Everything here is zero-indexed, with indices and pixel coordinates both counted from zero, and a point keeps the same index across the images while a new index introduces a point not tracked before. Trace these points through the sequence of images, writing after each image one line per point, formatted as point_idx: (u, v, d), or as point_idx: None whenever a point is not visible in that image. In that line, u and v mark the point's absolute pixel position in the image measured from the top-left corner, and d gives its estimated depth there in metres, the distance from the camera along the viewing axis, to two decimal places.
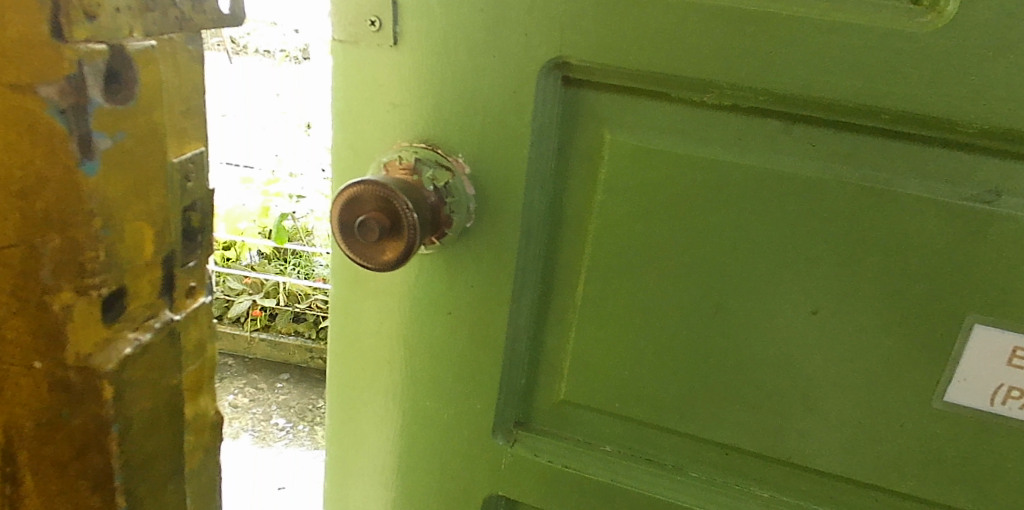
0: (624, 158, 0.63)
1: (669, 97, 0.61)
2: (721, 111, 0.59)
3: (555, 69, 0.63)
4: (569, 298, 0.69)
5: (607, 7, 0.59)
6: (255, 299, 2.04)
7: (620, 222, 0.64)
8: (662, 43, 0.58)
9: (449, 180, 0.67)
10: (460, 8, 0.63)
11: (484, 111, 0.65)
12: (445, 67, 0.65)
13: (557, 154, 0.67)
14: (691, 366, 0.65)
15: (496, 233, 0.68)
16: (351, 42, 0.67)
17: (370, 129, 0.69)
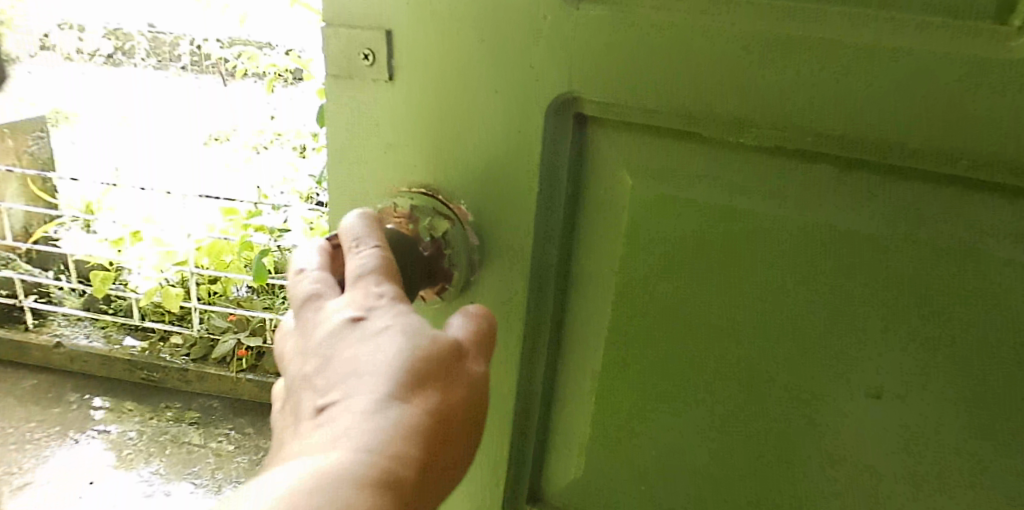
0: (646, 207, 0.55)
1: (700, 137, 0.52)
2: (759, 155, 0.50)
3: (563, 105, 0.55)
4: (585, 361, 0.61)
5: (621, 34, 0.51)
6: (240, 338, 1.88)
7: (641, 280, 0.56)
8: (689, 76, 0.50)
9: (449, 230, 0.60)
10: (455, 35, 0.56)
11: (487, 155, 0.58)
12: (445, 103, 0.58)
13: (569, 201, 0.59)
14: (728, 445, 0.57)
15: (505, 289, 0.61)
16: (343, 77, 0.59)
17: (369, 174, 0.62)
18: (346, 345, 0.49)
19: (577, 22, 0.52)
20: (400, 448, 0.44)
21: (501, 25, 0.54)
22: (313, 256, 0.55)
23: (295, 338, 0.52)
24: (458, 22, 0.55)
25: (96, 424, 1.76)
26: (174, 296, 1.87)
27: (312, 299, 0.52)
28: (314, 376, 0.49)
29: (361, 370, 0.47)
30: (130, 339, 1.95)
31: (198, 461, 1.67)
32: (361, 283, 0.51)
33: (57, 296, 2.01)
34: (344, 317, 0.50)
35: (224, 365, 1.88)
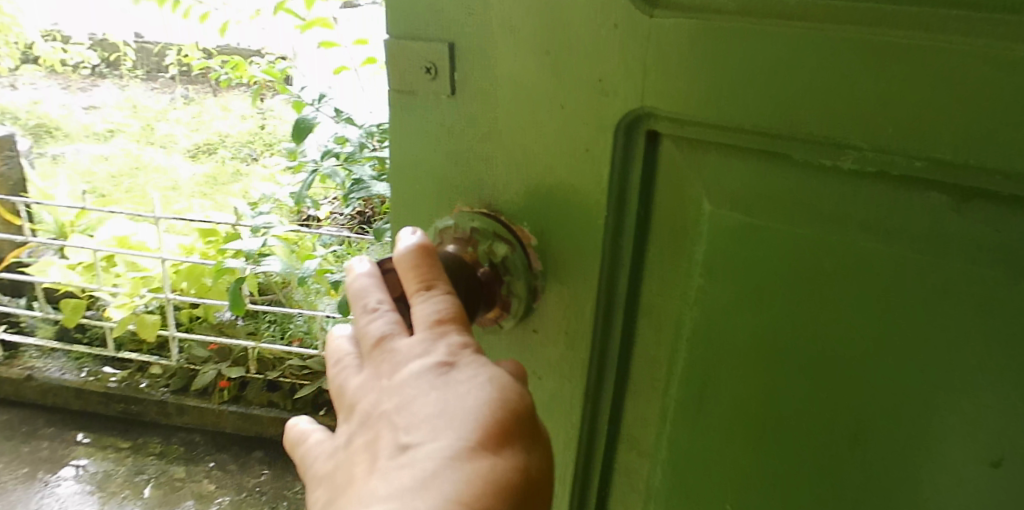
0: (727, 237, 0.50)
1: (789, 160, 0.47)
2: (858, 182, 0.45)
3: (634, 122, 0.52)
4: (655, 395, 0.57)
5: (700, 46, 0.47)
6: (221, 369, 1.78)
7: (716, 316, 0.52)
8: (775, 88, 0.45)
9: (508, 256, 0.56)
10: (520, 48, 0.52)
11: (550, 175, 0.55)
12: (510, 119, 0.54)
13: (639, 227, 0.54)
14: (818, 500, 0.52)
15: (567, 321, 0.57)
16: (404, 92, 0.56)
17: (431, 191, 0.59)
18: (434, 391, 0.48)
19: (653, 33, 0.48)
20: (488, 498, 0.44)
21: (570, 37, 0.51)
22: (379, 291, 0.54)
23: (365, 376, 0.51)
24: (525, 33, 0.52)
25: (74, 460, 1.68)
26: (150, 325, 1.78)
27: (385, 340, 0.51)
28: (392, 417, 0.48)
29: (448, 416, 0.47)
30: (107, 369, 1.84)
31: (179, 502, 1.59)
32: (446, 331, 0.51)
33: (29, 324, 1.88)
34: (429, 363, 0.49)
35: (205, 396, 1.79)
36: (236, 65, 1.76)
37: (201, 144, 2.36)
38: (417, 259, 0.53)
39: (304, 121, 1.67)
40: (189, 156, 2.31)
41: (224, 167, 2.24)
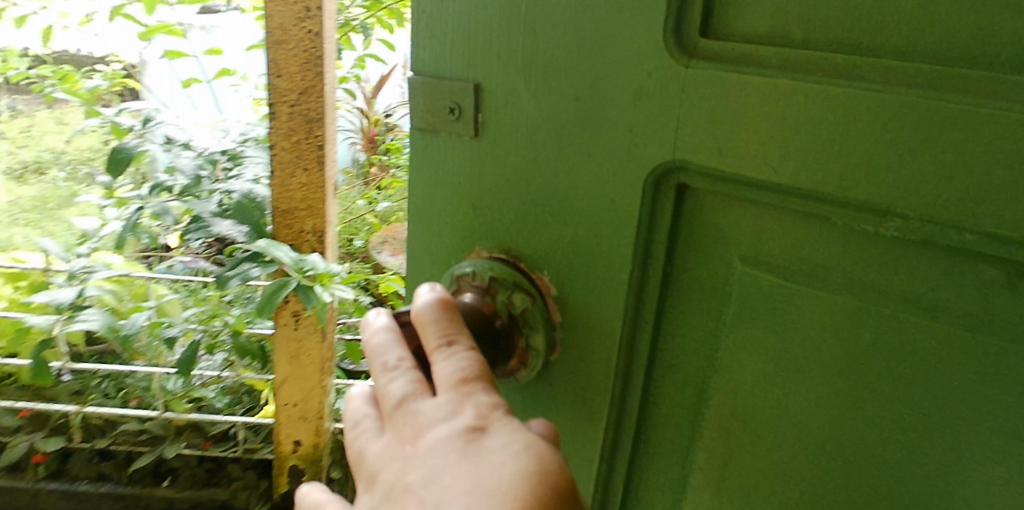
0: (759, 297, 0.50)
1: (828, 223, 0.47)
2: (901, 247, 0.45)
3: (664, 174, 0.50)
4: (672, 449, 0.57)
5: (738, 100, 0.47)
6: (36, 441, 1.65)
7: (745, 375, 0.52)
8: (817, 149, 0.45)
9: (530, 307, 0.55)
10: (549, 89, 0.51)
11: (574, 224, 0.53)
12: (535, 165, 0.53)
13: (664, 283, 0.53)
14: None
15: (587, 373, 0.55)
16: (427, 131, 0.56)
17: (448, 232, 0.58)
18: (466, 458, 0.41)
19: (689, 84, 0.48)
20: None
21: (601, 82, 0.49)
22: (399, 347, 0.47)
23: (386, 442, 0.44)
24: (555, 75, 0.51)
25: None
26: None
27: (407, 400, 0.44)
28: (419, 489, 0.41)
29: (483, 490, 0.39)
30: None
31: None
32: (475, 389, 0.44)
33: None
34: (458, 425, 0.42)
35: (20, 473, 1.67)
36: (70, 76, 1.60)
37: (28, 162, 2.07)
38: (439, 313, 0.48)
39: (123, 149, 1.47)
40: (13, 178, 2.03)
41: (57, 190, 1.97)
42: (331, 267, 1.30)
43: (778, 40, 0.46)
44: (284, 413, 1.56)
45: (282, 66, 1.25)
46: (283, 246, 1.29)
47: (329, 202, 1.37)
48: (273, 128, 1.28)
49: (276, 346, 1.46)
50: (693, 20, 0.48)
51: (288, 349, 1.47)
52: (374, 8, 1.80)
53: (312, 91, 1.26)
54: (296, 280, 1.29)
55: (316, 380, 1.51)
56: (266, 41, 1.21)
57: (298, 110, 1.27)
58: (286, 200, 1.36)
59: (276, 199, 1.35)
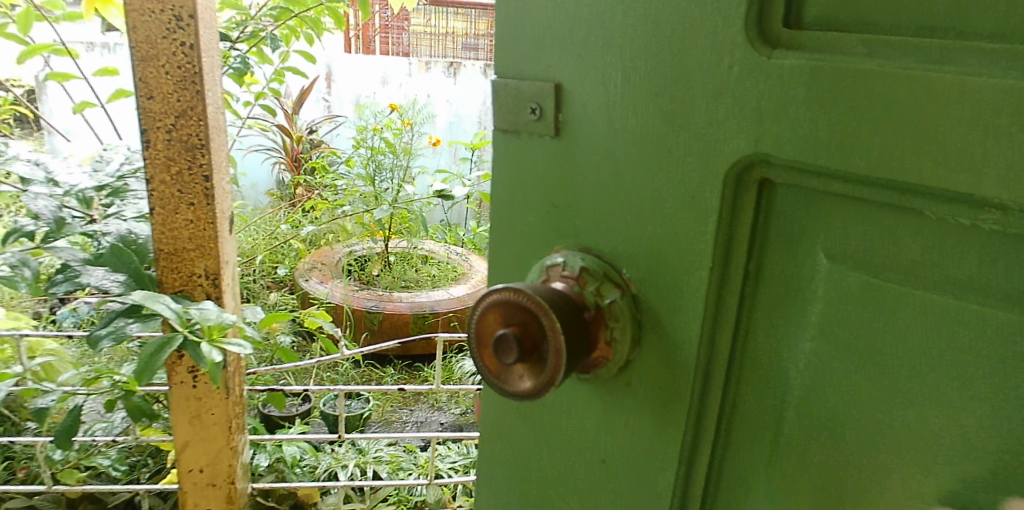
0: (848, 300, 0.45)
1: (918, 215, 0.42)
2: (1006, 240, 0.39)
3: (746, 170, 0.47)
4: (747, 466, 0.53)
5: (824, 86, 0.42)
6: None
7: (828, 385, 0.47)
8: (910, 135, 0.40)
9: (618, 300, 0.53)
10: (630, 89, 0.49)
11: (655, 219, 0.51)
12: (610, 161, 0.52)
13: (748, 280, 0.49)
14: None
15: (670, 375, 0.53)
16: (509, 131, 0.57)
17: (526, 232, 0.58)
18: None
19: (771, 74, 0.43)
20: None
21: (681, 76, 0.47)
22: None
23: None
24: (635, 72, 0.49)
25: None
26: None
27: None
28: None
29: None
30: None
31: None
32: None
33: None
34: None
35: None
36: None
37: None
38: None
39: None
40: None
41: None
42: (221, 316, 1.15)
43: (861, 26, 0.42)
44: (189, 483, 1.40)
45: (154, 87, 1.16)
46: (165, 299, 1.12)
47: (221, 236, 1.27)
48: (150, 158, 1.18)
49: (172, 408, 1.31)
50: (775, 11, 0.45)
51: (187, 409, 1.32)
52: (282, 17, 1.72)
53: (191, 112, 1.18)
54: (184, 334, 1.14)
55: (219, 441, 1.35)
56: (135, 60, 1.14)
57: (177, 136, 1.19)
58: (171, 240, 1.24)
59: (160, 238, 1.23)
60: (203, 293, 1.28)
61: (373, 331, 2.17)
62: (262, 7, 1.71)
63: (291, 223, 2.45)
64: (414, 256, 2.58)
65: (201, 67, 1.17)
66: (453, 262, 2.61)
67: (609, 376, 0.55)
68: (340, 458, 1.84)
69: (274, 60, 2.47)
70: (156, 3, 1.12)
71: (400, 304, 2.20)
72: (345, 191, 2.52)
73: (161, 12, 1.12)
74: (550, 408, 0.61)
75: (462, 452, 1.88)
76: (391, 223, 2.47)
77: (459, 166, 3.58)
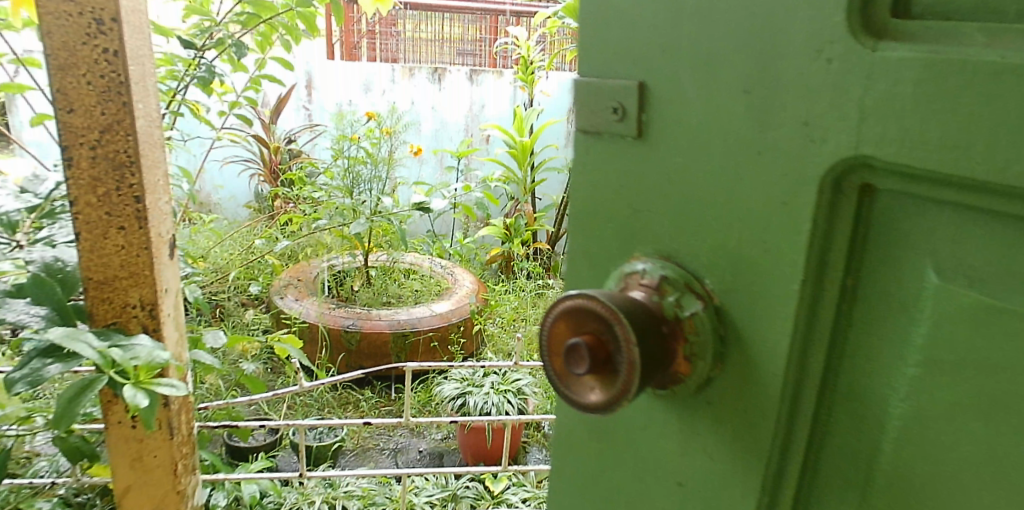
0: (964, 345, 0.33)
1: None
2: None
3: (850, 172, 0.35)
4: None
5: (941, 85, 0.31)
6: None
7: (937, 441, 0.35)
8: None
9: (701, 314, 0.41)
10: (714, 85, 0.39)
11: (742, 239, 0.40)
12: (684, 164, 0.41)
13: (841, 300, 0.38)
14: None
15: (749, 427, 0.42)
16: (584, 130, 0.47)
17: (594, 240, 0.48)
18: None
19: (879, 69, 0.33)
20: None
21: (773, 67, 0.36)
22: None
23: None
24: (722, 63, 0.38)
25: None
26: None
27: None
28: None
29: None
30: None
31: None
32: None
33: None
34: None
35: None
36: None
37: None
38: None
39: None
40: None
41: None
42: (153, 354, 0.81)
43: (985, 16, 0.31)
44: None
45: (72, 100, 0.87)
46: (86, 336, 0.78)
47: (160, 263, 0.97)
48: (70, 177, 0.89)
49: (110, 449, 1.00)
50: None
51: (125, 448, 1.00)
52: (251, 22, 1.62)
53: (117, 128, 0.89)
54: (108, 376, 0.80)
55: (166, 486, 1.03)
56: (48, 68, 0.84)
57: (103, 152, 0.89)
58: (101, 267, 0.93)
59: (86, 265, 0.92)
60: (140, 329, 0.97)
61: (351, 351, 2.09)
62: (228, 13, 1.60)
63: (267, 238, 2.35)
64: (395, 269, 2.51)
65: (131, 77, 0.88)
66: (436, 276, 2.51)
67: (687, 394, 0.44)
68: (307, 494, 1.68)
69: (250, 66, 2.38)
70: (71, 4, 0.83)
71: (379, 322, 2.10)
72: (322, 202, 2.40)
73: (78, 16, 0.83)
74: (605, 439, 0.52)
75: (441, 485, 1.74)
76: (371, 236, 2.36)
77: (442, 175, 3.49)
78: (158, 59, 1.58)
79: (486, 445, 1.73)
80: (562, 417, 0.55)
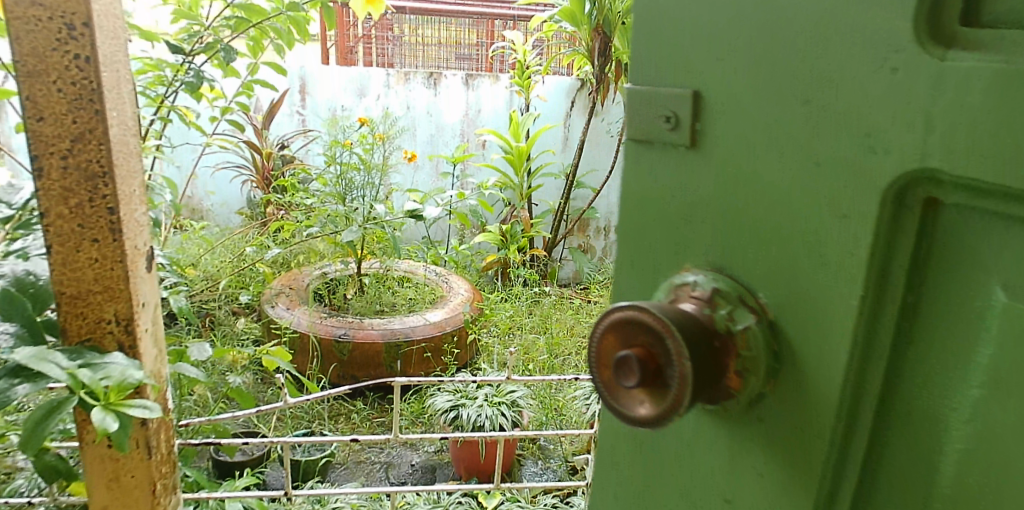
0: None
1: None
2: None
3: (914, 186, 0.32)
4: None
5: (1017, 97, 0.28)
6: None
7: (1003, 472, 0.32)
8: None
9: (752, 330, 0.39)
10: (769, 94, 0.36)
11: (795, 255, 0.37)
12: (739, 171, 0.39)
13: (902, 322, 0.35)
14: None
15: (801, 452, 0.39)
16: (634, 136, 0.45)
17: (644, 247, 0.46)
18: None
19: (948, 77, 0.30)
20: None
21: (835, 72, 0.34)
22: None
23: None
24: (781, 69, 0.36)
25: None
26: None
27: None
28: None
29: None
30: None
31: None
32: None
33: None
34: None
35: None
36: None
37: None
38: None
39: None
40: None
41: None
42: (123, 375, 0.79)
43: None
44: None
45: (42, 108, 0.84)
46: (55, 355, 0.76)
47: (136, 276, 0.94)
48: (41, 188, 0.86)
49: (86, 468, 0.97)
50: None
51: (101, 467, 0.97)
52: (241, 27, 1.59)
53: (90, 138, 0.85)
54: (78, 397, 0.78)
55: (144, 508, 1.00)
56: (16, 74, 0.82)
57: (74, 162, 0.86)
58: (74, 281, 0.90)
59: (59, 279, 0.90)
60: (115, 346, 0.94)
61: (343, 362, 2.05)
62: (218, 18, 1.57)
63: (258, 246, 2.32)
64: (389, 278, 2.47)
65: (104, 83, 0.84)
66: (431, 284, 2.48)
67: (740, 413, 0.41)
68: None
69: (243, 71, 2.35)
70: (40, 7, 0.81)
71: (371, 332, 2.08)
72: (314, 209, 2.37)
73: (48, 20, 0.81)
74: (650, 454, 0.50)
75: (432, 499, 1.70)
76: (365, 244, 2.33)
77: (438, 181, 3.48)
78: (147, 64, 1.55)
79: (479, 458, 1.71)
80: (610, 430, 0.53)
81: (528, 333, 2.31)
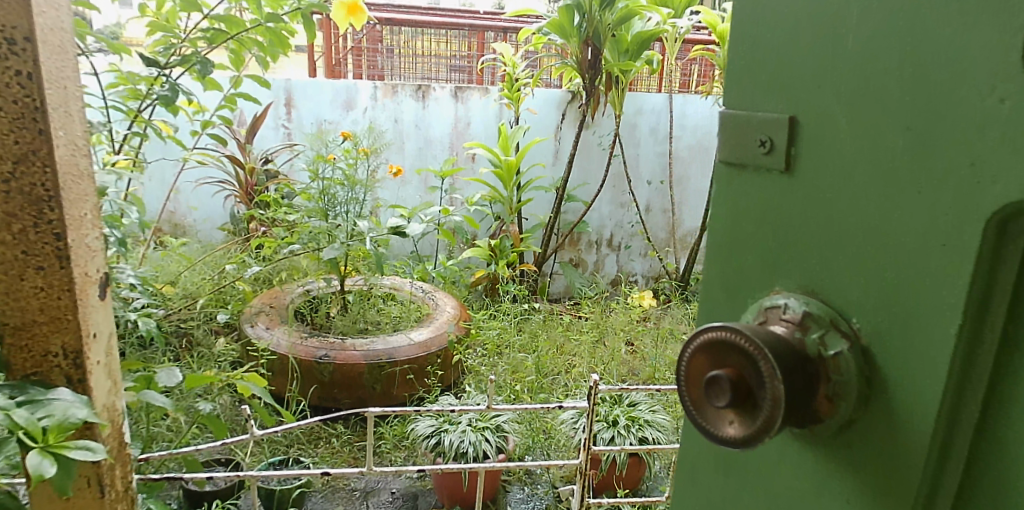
0: None
1: None
2: None
3: (1017, 216, 0.34)
4: None
5: None
6: None
7: None
8: None
9: (846, 354, 0.40)
10: (877, 118, 0.38)
11: (897, 279, 0.38)
12: (842, 196, 0.41)
13: (1001, 347, 0.37)
14: None
15: (890, 473, 0.40)
16: (735, 164, 0.47)
17: (734, 271, 0.48)
18: None
19: None
20: None
21: (946, 95, 0.35)
22: None
23: None
24: (889, 100, 0.38)
25: None
26: None
27: None
28: None
29: None
30: None
31: None
32: None
33: None
34: None
35: None
36: None
37: None
38: None
39: None
40: None
41: None
42: (63, 415, 0.75)
43: None
44: None
45: None
46: None
47: (86, 305, 0.90)
48: None
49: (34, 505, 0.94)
50: None
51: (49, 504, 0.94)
52: (219, 39, 1.54)
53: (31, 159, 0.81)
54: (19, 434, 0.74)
55: None
56: None
57: (17, 186, 0.82)
58: (18, 311, 0.87)
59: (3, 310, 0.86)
60: (62, 379, 0.90)
61: (323, 384, 2.01)
62: (194, 28, 1.53)
63: (237, 264, 2.27)
64: (372, 295, 2.42)
65: (48, 101, 0.81)
66: (416, 301, 2.44)
67: (827, 435, 0.42)
68: None
69: (225, 85, 2.31)
70: None
71: (354, 354, 2.02)
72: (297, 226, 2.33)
73: None
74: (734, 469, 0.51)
75: None
76: (348, 261, 2.29)
77: (426, 195, 3.44)
78: (120, 78, 1.51)
79: (461, 488, 1.66)
80: (692, 445, 0.55)
81: (515, 353, 2.27)
